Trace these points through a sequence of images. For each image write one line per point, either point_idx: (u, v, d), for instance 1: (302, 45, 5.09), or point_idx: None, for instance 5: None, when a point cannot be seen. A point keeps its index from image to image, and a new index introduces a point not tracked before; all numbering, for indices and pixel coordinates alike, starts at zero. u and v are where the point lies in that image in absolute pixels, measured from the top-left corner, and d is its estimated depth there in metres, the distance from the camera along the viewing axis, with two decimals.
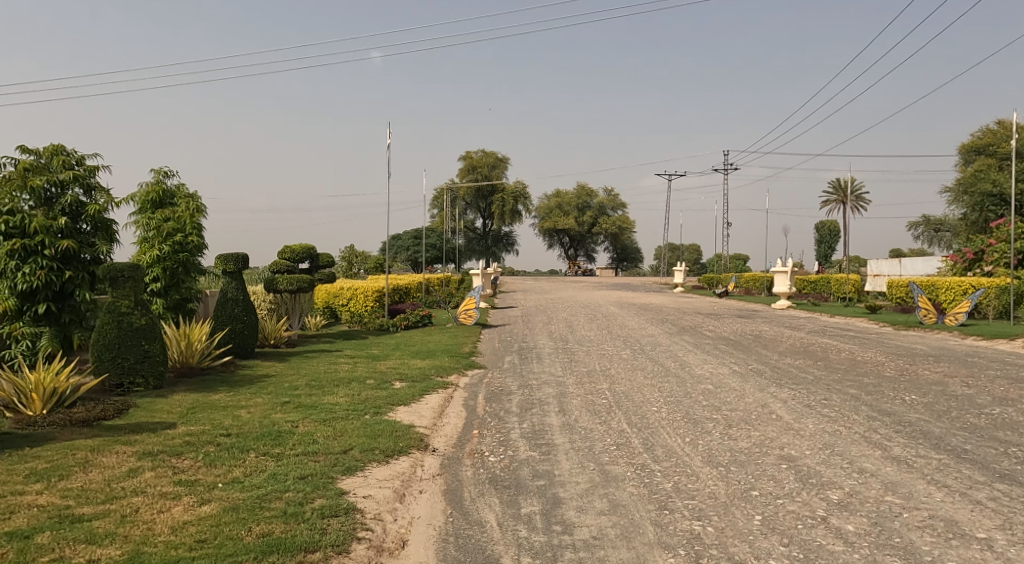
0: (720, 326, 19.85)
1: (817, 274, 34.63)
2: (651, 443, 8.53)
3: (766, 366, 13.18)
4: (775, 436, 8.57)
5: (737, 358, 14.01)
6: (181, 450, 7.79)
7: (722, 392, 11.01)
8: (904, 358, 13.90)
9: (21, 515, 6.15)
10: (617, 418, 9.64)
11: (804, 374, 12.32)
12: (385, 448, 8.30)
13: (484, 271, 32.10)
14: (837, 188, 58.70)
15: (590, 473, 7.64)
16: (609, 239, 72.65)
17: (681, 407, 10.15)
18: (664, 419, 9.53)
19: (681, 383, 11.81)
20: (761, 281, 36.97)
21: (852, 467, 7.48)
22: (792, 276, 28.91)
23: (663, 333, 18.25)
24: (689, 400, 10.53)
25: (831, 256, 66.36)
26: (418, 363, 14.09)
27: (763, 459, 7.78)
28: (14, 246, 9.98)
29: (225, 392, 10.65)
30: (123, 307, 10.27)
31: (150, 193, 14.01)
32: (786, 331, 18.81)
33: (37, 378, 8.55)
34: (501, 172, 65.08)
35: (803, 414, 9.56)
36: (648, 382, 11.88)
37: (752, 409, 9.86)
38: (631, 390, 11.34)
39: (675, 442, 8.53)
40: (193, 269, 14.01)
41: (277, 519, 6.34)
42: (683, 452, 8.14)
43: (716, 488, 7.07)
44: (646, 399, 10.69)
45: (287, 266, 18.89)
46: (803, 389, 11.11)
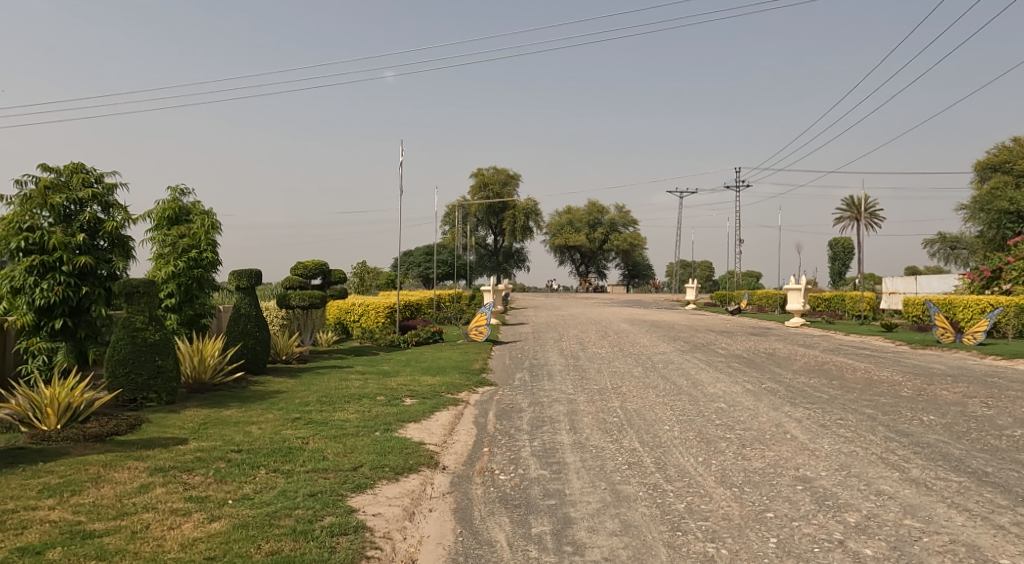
0: (733, 344, 19.75)
1: (831, 292, 34.45)
2: (664, 462, 8.47)
3: (780, 385, 13.10)
4: (790, 457, 8.51)
5: (750, 377, 13.90)
6: (192, 467, 7.80)
7: (736, 411, 10.92)
8: (922, 378, 13.76)
9: (33, 530, 6.16)
10: (629, 437, 9.60)
11: (820, 393, 12.21)
12: (395, 466, 8.28)
13: (496, 288, 32.08)
14: (851, 205, 58.50)
15: (602, 492, 7.59)
16: (620, 256, 72.53)
17: (694, 426, 10.08)
18: (677, 438, 9.48)
19: (693, 401, 11.74)
20: (774, 298, 36.80)
21: (869, 488, 7.40)
22: (805, 293, 28.71)
23: (675, 351, 18.17)
24: (702, 419, 10.46)
25: (845, 274, 66.09)
26: (429, 380, 14.06)
27: (778, 480, 7.72)
28: (32, 263, 10.07)
29: (236, 408, 10.67)
30: (138, 323, 10.30)
31: (167, 211, 14.12)
32: (801, 349, 18.66)
33: (53, 393, 8.58)
34: (512, 189, 65.27)
35: (819, 434, 9.48)
36: (661, 401, 11.82)
37: (766, 428, 9.80)
38: (642, 409, 11.27)
39: (688, 461, 8.48)
40: (207, 285, 14.11)
41: (287, 537, 6.33)
42: (696, 472, 8.08)
43: (729, 509, 7.01)
44: (659, 418, 10.61)
45: (300, 283, 19.02)
46: (818, 408, 11.00)
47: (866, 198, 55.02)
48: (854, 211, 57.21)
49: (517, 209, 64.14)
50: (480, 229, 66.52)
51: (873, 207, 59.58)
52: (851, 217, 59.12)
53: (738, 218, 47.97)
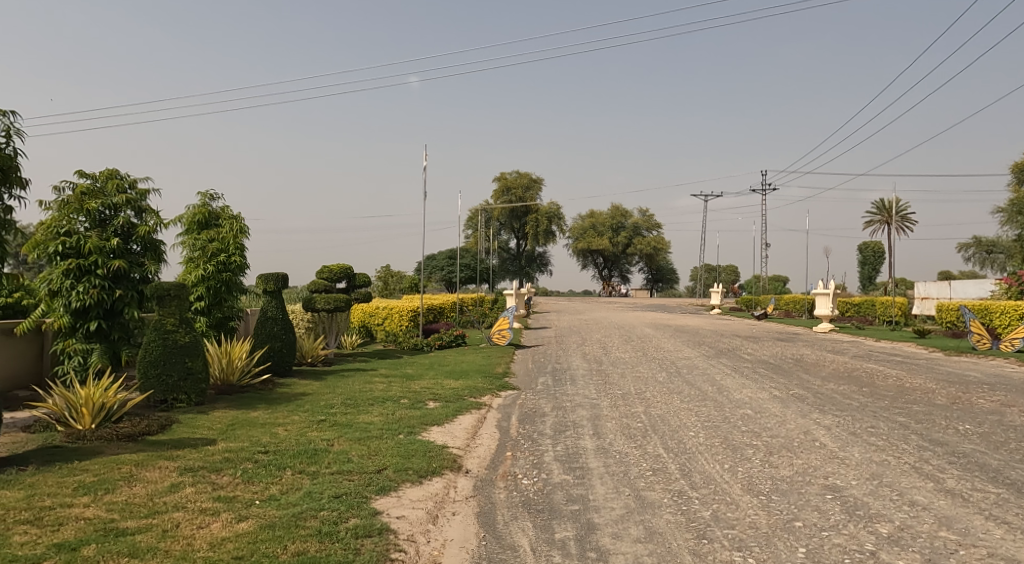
0: (760, 350, 19.63)
1: (861, 297, 34.08)
2: (688, 469, 8.48)
3: (808, 391, 13.03)
4: (818, 465, 8.48)
5: (777, 384, 13.84)
6: (220, 467, 7.95)
7: (762, 418, 10.89)
8: (956, 386, 13.60)
9: (69, 527, 6.32)
10: (653, 442, 9.62)
11: (849, 401, 12.13)
12: (419, 469, 8.37)
13: (518, 292, 32.13)
14: (882, 209, 57.81)
15: (626, 498, 7.63)
16: (644, 260, 72.27)
17: (719, 432, 10.07)
18: (702, 444, 9.48)
19: (719, 407, 11.72)
20: (802, 303, 36.46)
21: (902, 499, 7.36)
22: (834, 298, 28.43)
23: (700, 356, 18.12)
24: (727, 426, 10.45)
25: (876, 278, 65.32)
26: (452, 383, 14.15)
27: (807, 489, 7.71)
28: (69, 266, 10.30)
29: (263, 410, 10.83)
30: (169, 325, 10.50)
31: (197, 215, 14.34)
32: (829, 355, 18.50)
33: (88, 393, 8.77)
34: (535, 193, 65.29)
35: (848, 442, 9.44)
36: (685, 407, 11.81)
37: (794, 436, 9.77)
38: (667, 414, 11.26)
39: (714, 468, 8.48)
40: (235, 288, 14.32)
41: (313, 538, 6.44)
42: (722, 479, 8.09)
43: (756, 518, 7.02)
44: (683, 424, 10.62)
45: (325, 286, 19.27)
46: (848, 416, 10.93)
47: (897, 201, 54.08)
48: (885, 214, 56.56)
49: (539, 213, 64.09)
50: (503, 233, 66.61)
51: (905, 210, 58.79)
52: (882, 220, 58.43)
53: (764, 222, 47.56)
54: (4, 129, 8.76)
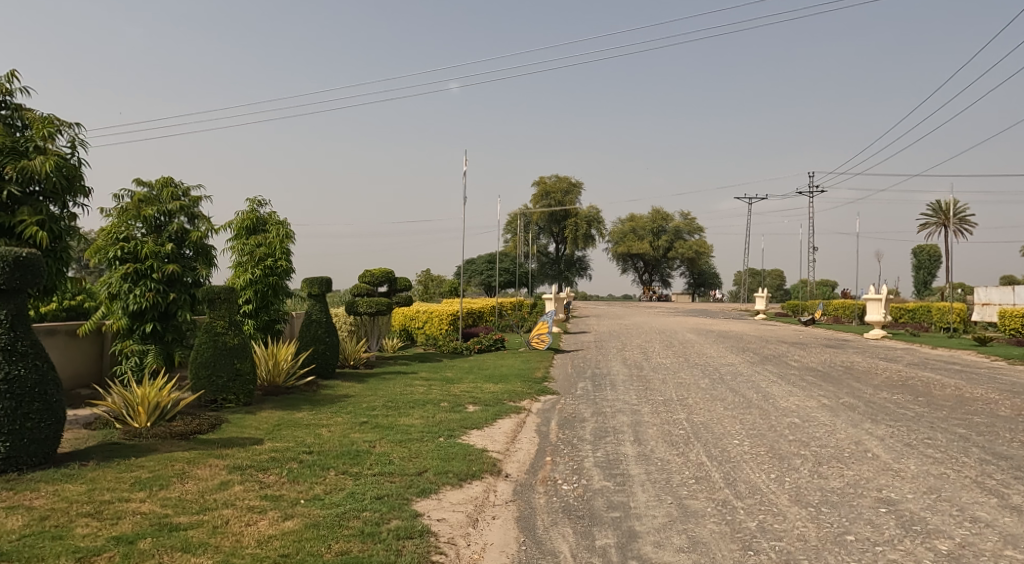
0: (807, 357, 19.40)
1: (915, 303, 33.37)
2: (733, 478, 8.48)
3: (860, 400, 12.87)
4: (871, 477, 8.42)
5: (826, 392, 13.69)
6: (267, 466, 8.19)
7: (811, 427, 10.81)
8: (1019, 397, 13.31)
9: (127, 521, 6.58)
10: (696, 450, 9.63)
11: (904, 410, 11.96)
12: (459, 472, 8.51)
13: (557, 296, 32.21)
14: (938, 211, 56.56)
15: (668, 506, 7.67)
16: (687, 264, 71.71)
17: (764, 441, 10.04)
18: (747, 453, 9.46)
19: (765, 415, 11.66)
20: (852, 309, 35.81)
21: (963, 515, 7.28)
22: (886, 304, 27.90)
23: (744, 362, 17.98)
24: (773, 434, 10.40)
25: (933, 283, 63.95)
26: (491, 387, 14.29)
27: (859, 501, 7.67)
28: (126, 270, 10.68)
29: (308, 411, 11.07)
30: (219, 327, 10.81)
31: (245, 221, 14.69)
32: (882, 363, 18.21)
33: (144, 392, 9.09)
34: (574, 197, 65.23)
35: (903, 453, 9.35)
36: (729, 414, 11.78)
37: (845, 446, 9.70)
38: (710, 422, 11.25)
39: (759, 478, 8.47)
40: (282, 291, 14.67)
41: (355, 538, 6.62)
42: (768, 490, 8.08)
43: (805, 530, 7.01)
44: (727, 432, 10.60)
45: (366, 290, 19.74)
46: (903, 426, 10.80)
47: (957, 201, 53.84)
48: (943, 217, 55.33)
49: (578, 217, 64.08)
50: (542, 237, 66.67)
51: (964, 212, 57.39)
52: (939, 222, 57.14)
53: (812, 226, 46.83)
54: (71, 140, 9.21)
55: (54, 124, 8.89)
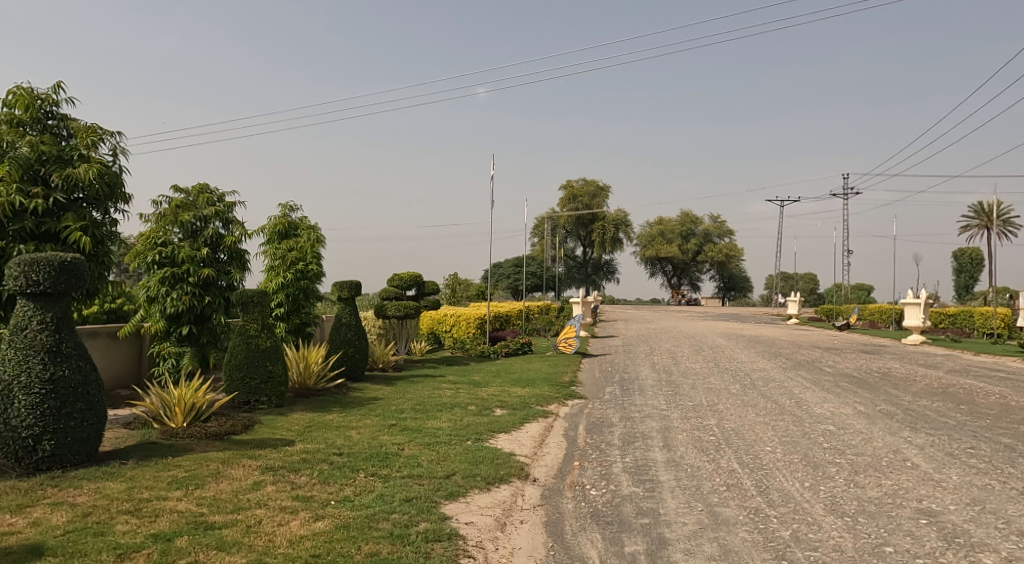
0: (843, 363, 19.19)
1: (955, 308, 32.81)
2: (765, 486, 8.46)
3: (898, 408, 12.74)
4: (911, 487, 8.36)
5: (862, 399, 13.56)
6: (298, 467, 8.34)
7: (847, 434, 10.74)
8: None
9: (164, 518, 6.75)
10: (726, 457, 9.62)
11: (946, 419, 11.82)
12: (487, 475, 8.59)
13: (585, 299, 32.22)
14: (980, 213, 55.62)
15: (698, 514, 7.68)
16: (717, 268, 71.20)
17: (798, 448, 10.00)
18: (780, 461, 9.43)
19: (798, 422, 11.59)
20: (889, 314, 35.32)
21: (1008, 527, 7.21)
22: (925, 309, 27.48)
23: (776, 368, 17.86)
24: (808, 442, 10.35)
25: (975, 287, 62.89)
26: (520, 391, 14.36)
27: (899, 512, 7.62)
28: (163, 274, 10.92)
29: (338, 413, 11.23)
30: (252, 330, 11.01)
31: (277, 226, 14.92)
32: (921, 370, 17.96)
33: (180, 393, 9.30)
34: (601, 201, 65.13)
35: (945, 463, 9.25)
36: (761, 420, 11.73)
37: (883, 455, 9.63)
38: (741, 428, 11.22)
39: (793, 486, 8.44)
40: (312, 295, 14.88)
41: (385, 539, 6.73)
42: (802, 498, 8.06)
43: (841, 541, 6.99)
44: (759, 439, 10.57)
45: (395, 294, 19.92)
46: (945, 435, 10.68)
47: (999, 200, 53.61)
48: (985, 219, 54.41)
49: (605, 221, 63.86)
50: (570, 241, 66.63)
51: (1007, 215, 56.34)
52: (980, 224, 56.18)
53: (846, 228, 46.28)
54: (112, 148, 9.46)
55: (97, 133, 9.14)
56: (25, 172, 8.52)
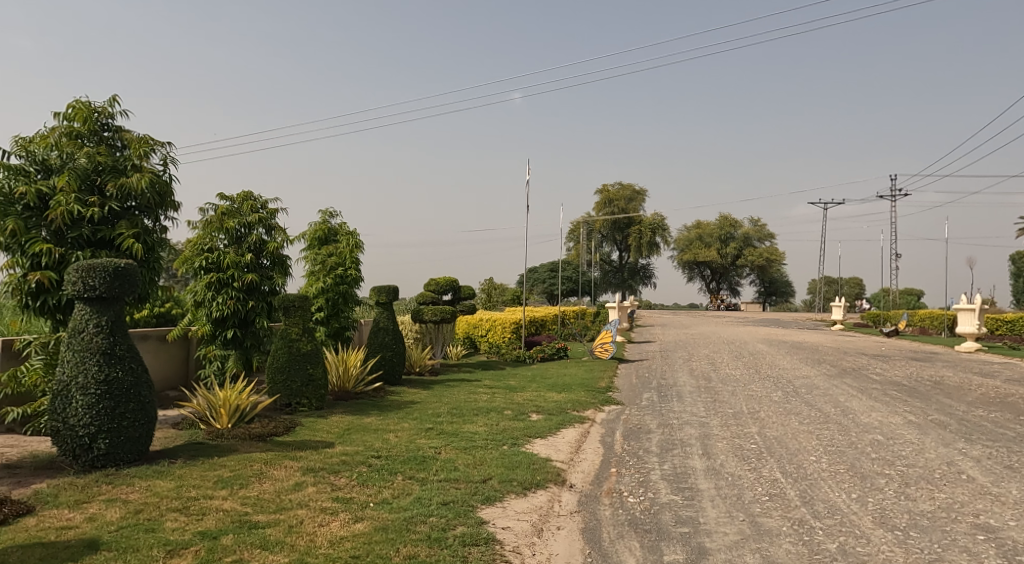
0: (891, 370, 18.87)
1: (1010, 314, 31.98)
2: (810, 496, 8.42)
3: (950, 418, 12.52)
4: (966, 501, 8.25)
5: (912, 408, 13.34)
6: (338, 469, 8.51)
7: (897, 445, 10.63)
8: None
9: (211, 517, 6.95)
10: (768, 466, 9.58)
11: (1001, 430, 11.60)
12: (523, 481, 8.68)
13: (621, 304, 32.15)
14: None
15: (740, 524, 7.68)
16: (757, 272, 70.39)
17: (844, 458, 9.91)
18: (825, 471, 9.37)
19: (844, 432, 11.48)
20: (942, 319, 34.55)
21: None
22: (979, 315, 26.83)
23: (820, 375, 17.64)
24: (855, 452, 10.26)
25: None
26: (556, 396, 14.43)
27: (953, 527, 7.54)
28: (209, 279, 11.21)
29: (376, 416, 11.42)
30: (293, 333, 11.23)
31: (318, 232, 15.19)
32: (974, 378, 17.57)
33: (226, 394, 9.56)
34: (637, 205, 64.92)
35: (1002, 477, 9.11)
36: (804, 429, 11.64)
37: (936, 467, 9.51)
38: (783, 436, 11.15)
39: (838, 497, 8.39)
40: (352, 299, 15.13)
41: (423, 542, 6.85)
42: (850, 510, 8.01)
43: (891, 555, 6.95)
44: (803, 447, 10.50)
45: (431, 298, 20.11)
46: (1001, 447, 10.50)
47: None
48: None
49: (642, 224, 63.48)
50: (606, 245, 66.40)
51: None
52: None
53: (894, 231, 45.41)
54: (163, 157, 9.77)
55: (149, 143, 9.45)
56: (83, 182, 8.85)
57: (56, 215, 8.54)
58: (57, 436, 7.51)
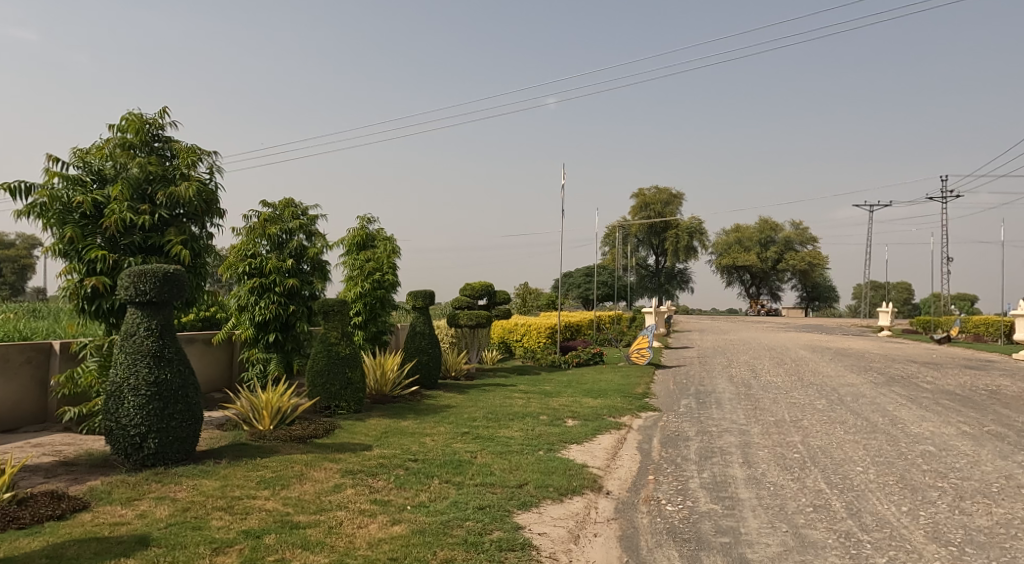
0: (943, 379, 18.48)
1: None
2: (857, 509, 8.35)
3: (1006, 429, 12.27)
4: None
5: (966, 419, 13.09)
6: (376, 471, 8.66)
7: (951, 456, 10.47)
8: None
9: (253, 516, 7.13)
10: (812, 476, 9.51)
11: None
12: (559, 486, 8.73)
13: (659, 309, 32.01)
14: None
15: (784, 535, 7.66)
16: (800, 277, 69.39)
17: (893, 469, 9.80)
18: (874, 482, 9.28)
19: (894, 442, 11.34)
20: (997, 326, 33.68)
21: None
22: None
23: (867, 383, 17.37)
24: (906, 463, 10.14)
25: None
26: (591, 402, 14.45)
27: (1010, 543, 7.43)
28: (252, 284, 11.48)
29: (413, 420, 11.58)
30: (332, 337, 11.44)
31: (356, 238, 15.41)
32: None
33: (268, 397, 9.78)
34: (675, 209, 64.54)
35: None
36: (851, 439, 11.52)
37: (995, 480, 9.35)
38: (828, 446, 11.06)
39: (888, 510, 8.31)
40: (389, 304, 15.33)
41: (459, 546, 6.95)
42: (900, 523, 7.94)
43: None
44: (850, 457, 10.41)
45: (467, 303, 20.26)
46: None
47: None
48: None
49: (680, 228, 63.03)
50: (642, 249, 66.02)
51: None
52: None
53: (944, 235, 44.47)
54: (209, 166, 10.04)
55: (197, 153, 9.71)
56: (135, 191, 9.14)
57: (110, 223, 8.84)
58: (110, 435, 7.77)
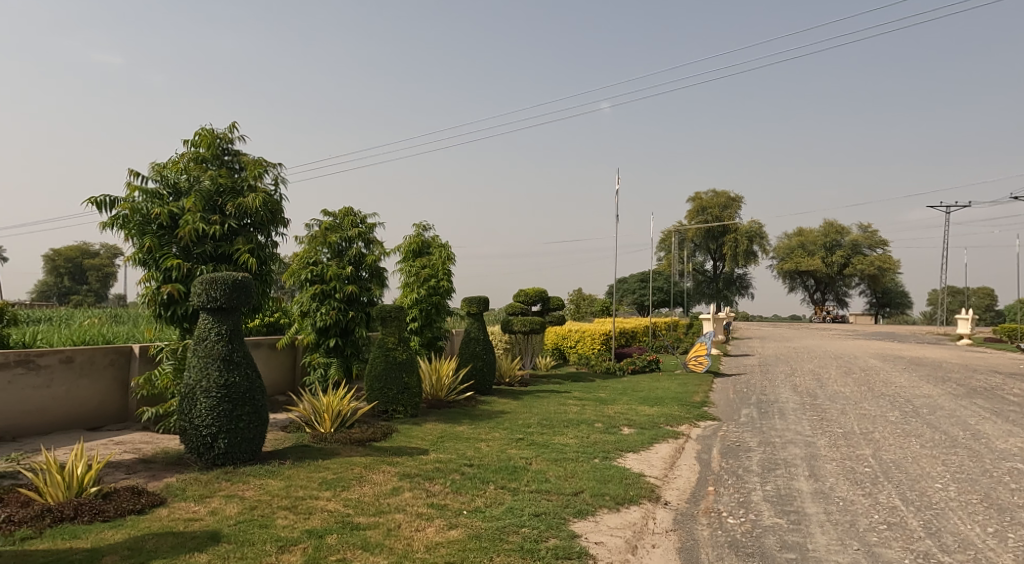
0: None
1: None
2: (935, 528, 8.18)
3: None
4: None
5: None
6: (432, 475, 8.83)
7: None
8: None
9: (316, 516, 7.36)
10: (885, 491, 9.36)
11: None
12: (616, 495, 8.77)
13: (716, 315, 31.61)
14: None
15: (854, 553, 7.58)
16: (866, 282, 67.55)
17: (977, 487, 9.57)
18: (954, 500, 9.08)
19: (976, 457, 11.04)
20: None
21: None
22: None
23: (943, 395, 16.84)
24: (989, 481, 9.87)
25: None
26: (647, 410, 14.41)
27: None
28: (313, 291, 11.81)
29: (468, 425, 11.73)
30: (390, 342, 11.67)
31: (412, 245, 15.69)
32: None
33: (329, 401, 10.08)
34: (733, 213, 63.64)
35: None
36: (927, 453, 11.25)
37: None
38: (903, 460, 10.84)
39: (971, 530, 8.14)
40: (444, 310, 15.55)
41: (515, 553, 7.05)
42: (985, 545, 7.77)
43: None
44: (926, 473, 10.18)
45: (521, 309, 20.39)
46: None
47: None
48: None
49: (739, 233, 62.05)
50: (699, 254, 65.26)
51: None
52: None
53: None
54: (275, 178, 10.39)
55: (263, 165, 10.04)
56: (206, 203, 9.52)
57: (184, 233, 9.23)
58: (184, 435, 8.11)
